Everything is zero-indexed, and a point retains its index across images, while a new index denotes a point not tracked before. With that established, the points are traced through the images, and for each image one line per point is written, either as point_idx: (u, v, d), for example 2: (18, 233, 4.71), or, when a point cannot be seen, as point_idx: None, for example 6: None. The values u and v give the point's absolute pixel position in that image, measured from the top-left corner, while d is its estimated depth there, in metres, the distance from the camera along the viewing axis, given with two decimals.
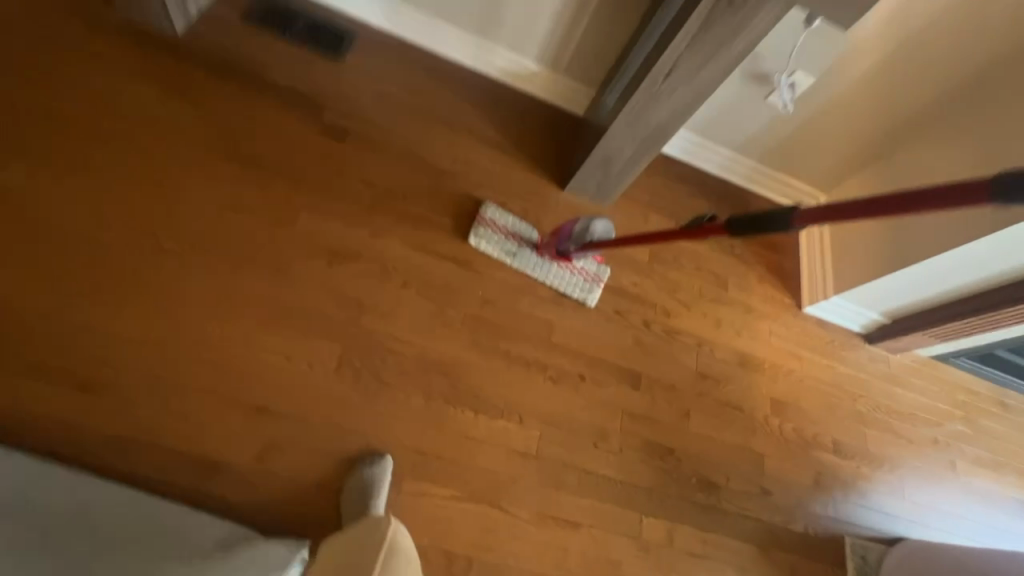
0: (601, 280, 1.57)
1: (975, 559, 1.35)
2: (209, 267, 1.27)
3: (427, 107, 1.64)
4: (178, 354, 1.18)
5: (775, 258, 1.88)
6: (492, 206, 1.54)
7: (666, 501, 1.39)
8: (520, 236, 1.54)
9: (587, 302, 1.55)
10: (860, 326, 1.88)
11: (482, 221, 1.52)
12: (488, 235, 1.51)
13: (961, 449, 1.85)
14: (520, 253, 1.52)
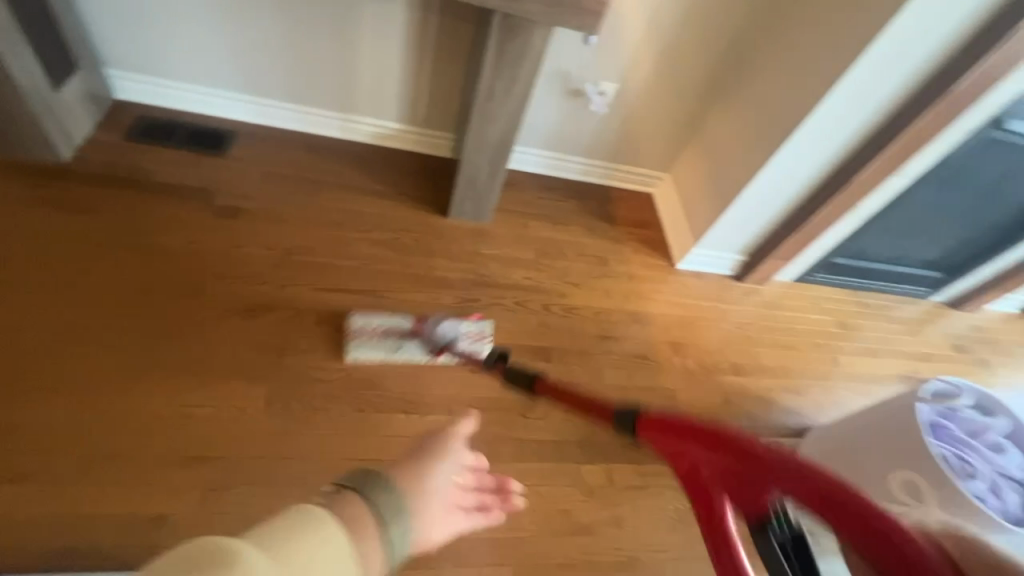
0: (489, 337, 1.60)
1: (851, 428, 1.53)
2: (126, 349, 1.38)
3: (311, 176, 1.87)
4: (107, 428, 1.27)
5: (641, 234, 2.22)
6: (357, 316, 1.54)
7: (599, 447, 1.55)
8: (395, 331, 1.55)
9: (483, 360, 1.60)
10: (728, 269, 2.20)
11: (355, 330, 1.52)
12: (365, 342, 1.51)
13: (839, 346, 2.16)
14: (403, 345, 1.53)
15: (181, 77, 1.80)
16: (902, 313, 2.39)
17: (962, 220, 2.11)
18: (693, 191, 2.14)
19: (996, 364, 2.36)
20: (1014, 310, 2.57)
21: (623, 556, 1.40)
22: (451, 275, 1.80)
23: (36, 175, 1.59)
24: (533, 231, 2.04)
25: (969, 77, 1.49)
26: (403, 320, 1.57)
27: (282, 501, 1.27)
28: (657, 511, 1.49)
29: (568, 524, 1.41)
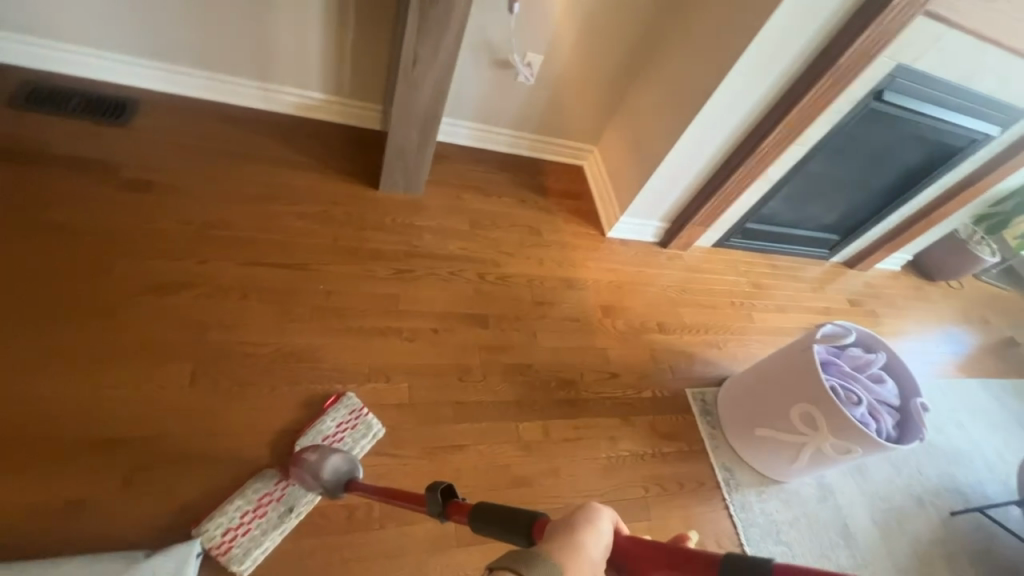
0: (364, 410, 1.40)
1: (764, 375, 1.66)
2: (24, 332, 1.28)
3: (230, 149, 1.78)
4: (7, 415, 1.18)
5: (572, 204, 2.29)
6: (200, 534, 1.13)
7: (535, 406, 1.62)
8: (264, 500, 1.20)
9: (377, 431, 1.40)
10: (653, 236, 2.33)
11: (221, 542, 1.13)
12: (249, 546, 1.15)
13: (753, 304, 2.36)
14: (291, 504, 1.22)
15: (70, 39, 1.64)
16: (806, 274, 2.64)
17: (852, 187, 2.35)
18: (620, 162, 2.23)
19: (883, 314, 2.66)
20: (897, 267, 2.90)
21: (562, 503, 1.47)
22: (385, 247, 1.79)
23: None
24: (467, 203, 2.05)
25: (850, 51, 1.66)
26: (265, 482, 1.22)
27: (213, 477, 1.23)
28: (591, 460, 1.58)
29: (507, 478, 1.47)
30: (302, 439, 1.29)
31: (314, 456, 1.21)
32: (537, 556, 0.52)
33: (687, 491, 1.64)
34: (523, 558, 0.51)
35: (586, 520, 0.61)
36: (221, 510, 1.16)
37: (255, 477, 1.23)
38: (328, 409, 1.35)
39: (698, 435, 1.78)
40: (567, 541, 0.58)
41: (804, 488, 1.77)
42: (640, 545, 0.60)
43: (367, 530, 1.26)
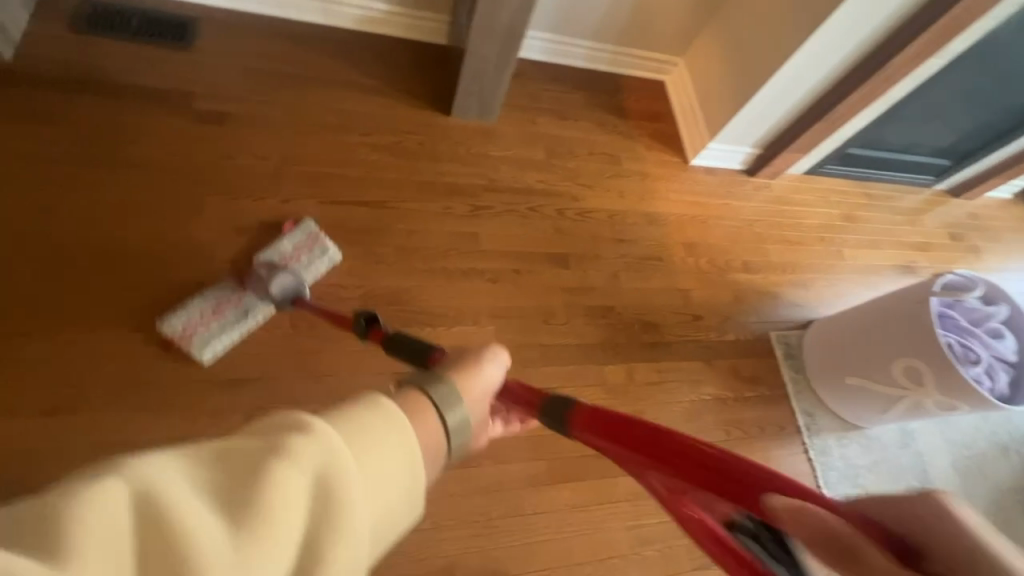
0: (322, 235, 1.43)
1: (866, 321, 1.57)
2: (133, 278, 1.33)
3: (295, 72, 1.67)
4: (134, 356, 1.26)
5: (654, 127, 2.09)
6: (165, 319, 1.27)
7: (618, 349, 1.60)
8: (223, 303, 1.32)
9: (335, 255, 1.45)
10: (741, 163, 2.13)
11: (182, 333, 1.27)
12: (208, 338, 1.28)
13: (845, 239, 2.18)
14: (246, 308, 1.33)
15: None
16: (906, 204, 2.39)
17: (982, 104, 2.04)
18: (713, 79, 2.00)
19: (985, 249, 2.43)
20: (1011, 195, 2.60)
21: None
22: (462, 181, 1.70)
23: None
24: (542, 128, 1.90)
25: None
26: (222, 287, 1.34)
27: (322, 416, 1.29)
28: (673, 404, 1.58)
29: None
30: (259, 254, 1.37)
31: (263, 272, 1.34)
32: (438, 377, 0.58)
33: (767, 435, 1.64)
34: (430, 378, 0.57)
35: (487, 356, 0.67)
36: (183, 306, 1.29)
37: (214, 284, 1.34)
38: (285, 229, 1.41)
39: (780, 379, 1.74)
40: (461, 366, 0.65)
41: (886, 434, 1.74)
42: (518, 386, 0.71)
43: (466, 467, 1.31)
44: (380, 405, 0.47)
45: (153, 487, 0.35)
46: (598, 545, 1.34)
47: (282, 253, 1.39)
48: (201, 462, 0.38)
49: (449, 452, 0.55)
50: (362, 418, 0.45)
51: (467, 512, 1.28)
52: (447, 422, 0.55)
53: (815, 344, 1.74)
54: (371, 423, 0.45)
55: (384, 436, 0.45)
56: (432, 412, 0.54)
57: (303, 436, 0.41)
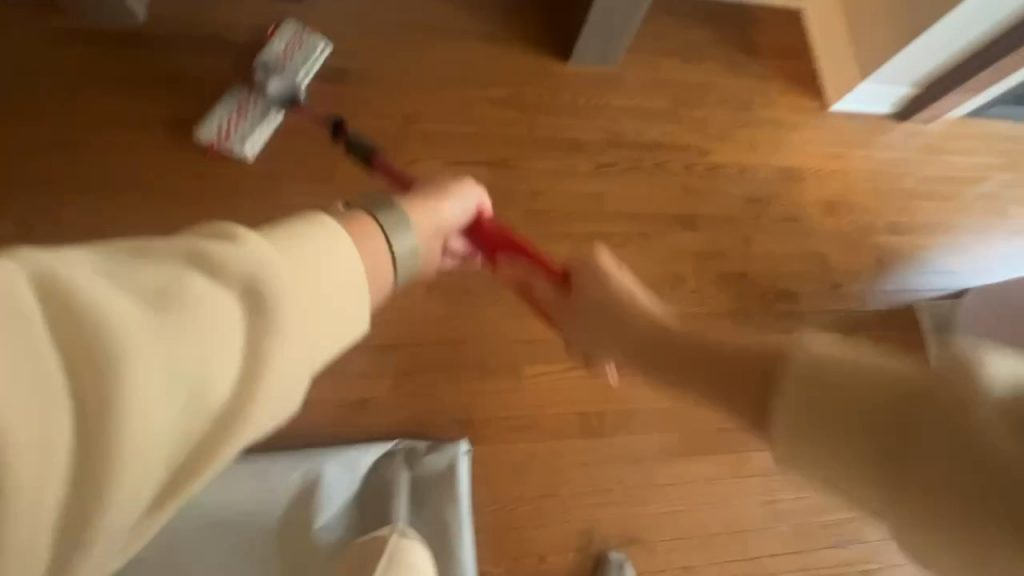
0: (307, 30, 1.46)
1: None
2: None
3: (409, 19, 1.57)
4: None
5: (790, 66, 1.85)
6: (199, 129, 1.37)
7: (751, 319, 1.51)
8: (244, 105, 1.39)
9: (327, 47, 1.48)
10: (890, 106, 1.87)
11: (219, 138, 1.37)
12: (245, 134, 1.38)
13: (1009, 194, 1.90)
14: (265, 107, 1.40)
15: None
16: None
17: None
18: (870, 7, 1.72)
19: None
20: None
21: None
22: (583, 135, 1.59)
23: (120, 53, 1.41)
24: (667, 71, 1.71)
25: None
26: (236, 90, 1.40)
27: (461, 382, 1.29)
28: None
29: None
30: (257, 57, 1.42)
31: (263, 70, 1.40)
32: (382, 203, 0.76)
33: None
34: (376, 205, 0.76)
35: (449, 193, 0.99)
36: (210, 114, 1.37)
37: (227, 92, 1.41)
38: (271, 32, 1.44)
39: None
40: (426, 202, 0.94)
41: None
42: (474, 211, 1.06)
43: (601, 436, 1.32)
44: (311, 225, 0.55)
45: (71, 270, 0.39)
46: (731, 518, 1.32)
47: (275, 50, 1.43)
48: (129, 257, 0.45)
49: (393, 270, 0.73)
50: (286, 235, 0.53)
51: (603, 480, 1.29)
52: (389, 234, 0.73)
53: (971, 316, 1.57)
54: (306, 235, 0.54)
55: (316, 251, 0.53)
56: (379, 235, 0.72)
57: (229, 239, 0.47)
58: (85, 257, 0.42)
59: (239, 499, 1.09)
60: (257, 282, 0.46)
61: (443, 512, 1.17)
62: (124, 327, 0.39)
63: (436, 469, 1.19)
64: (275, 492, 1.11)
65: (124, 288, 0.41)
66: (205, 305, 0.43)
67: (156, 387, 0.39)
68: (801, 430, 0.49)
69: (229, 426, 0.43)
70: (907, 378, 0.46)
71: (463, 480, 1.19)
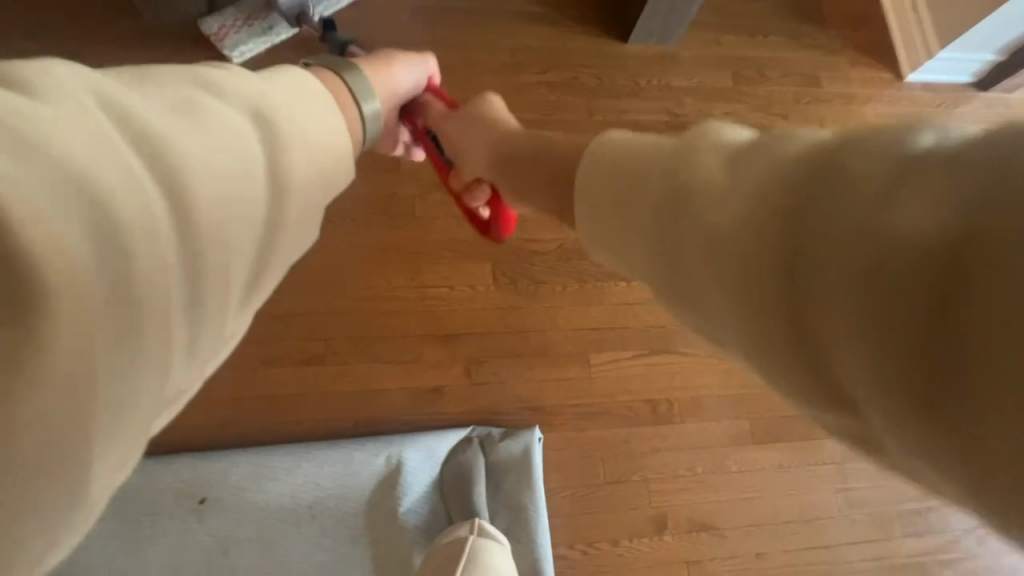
0: None
1: None
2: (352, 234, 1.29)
3: (464, 5, 1.55)
4: (364, 312, 1.25)
5: (860, 36, 1.75)
6: (203, 16, 1.32)
7: None
8: (252, 13, 1.33)
9: None
10: (970, 75, 1.76)
11: (216, 34, 1.31)
12: (237, 41, 1.32)
13: None
14: (269, 24, 1.33)
15: None
16: None
17: None
18: None
19: None
20: None
21: None
22: (644, 118, 1.55)
23: (178, 36, 1.34)
24: (729, 48, 1.65)
25: None
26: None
27: (531, 371, 1.29)
28: None
29: None
30: None
31: None
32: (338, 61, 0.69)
33: None
34: (332, 61, 0.68)
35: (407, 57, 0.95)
36: (219, 10, 1.32)
37: None
38: None
39: None
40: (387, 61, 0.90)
41: None
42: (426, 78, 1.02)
43: (671, 423, 1.31)
44: (287, 71, 0.53)
45: (84, 78, 0.37)
46: (804, 506, 1.31)
47: None
48: (129, 79, 0.40)
49: (365, 133, 0.65)
50: (270, 74, 0.50)
51: (675, 467, 1.29)
52: (355, 92, 0.65)
53: None
54: (283, 74, 0.51)
55: (303, 90, 0.51)
56: (346, 91, 0.64)
57: (219, 70, 0.45)
58: (81, 71, 0.37)
59: (327, 484, 1.16)
60: (269, 124, 0.45)
61: (518, 498, 1.21)
62: (172, 153, 0.37)
63: (510, 457, 1.22)
64: (360, 478, 1.17)
65: (150, 107, 0.38)
66: (235, 141, 0.42)
67: (200, 191, 0.38)
68: (598, 221, 0.54)
69: (264, 242, 0.44)
70: (668, 152, 0.48)
71: (537, 467, 1.22)
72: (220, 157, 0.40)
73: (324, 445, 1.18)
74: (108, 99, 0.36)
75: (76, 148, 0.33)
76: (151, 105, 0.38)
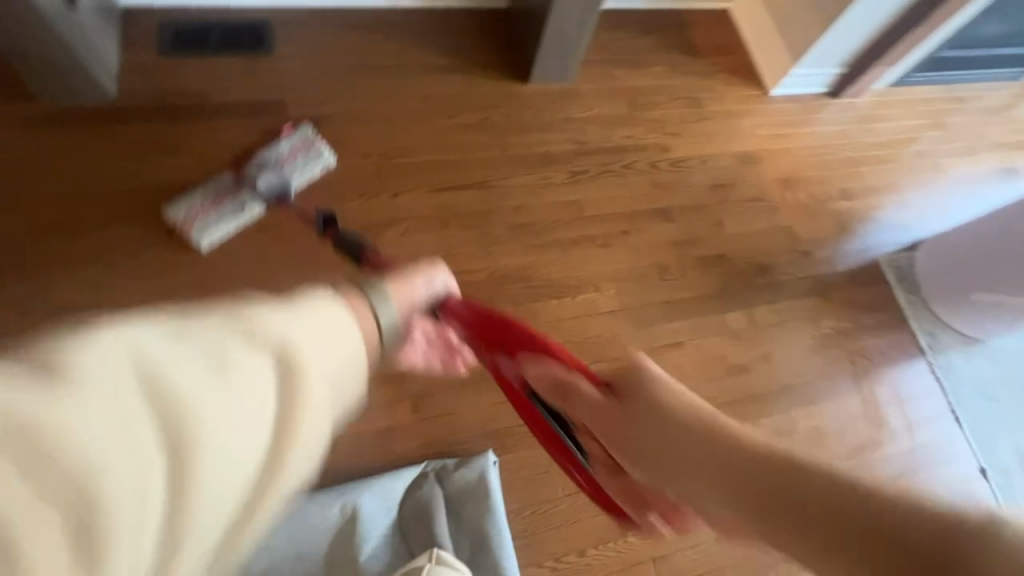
0: (316, 140, 1.50)
1: (989, 234, 1.56)
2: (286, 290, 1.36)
3: (373, 61, 1.65)
4: None
5: (728, 61, 2.00)
6: (170, 205, 1.38)
7: (736, 296, 1.60)
8: (222, 196, 1.40)
9: (328, 160, 1.50)
10: (823, 85, 2.04)
11: (184, 218, 1.37)
12: (204, 224, 1.36)
13: (940, 150, 2.09)
14: (239, 204, 1.40)
15: None
16: (997, 102, 2.26)
17: None
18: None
19: None
20: None
21: (779, 384, 1.52)
22: (553, 147, 1.68)
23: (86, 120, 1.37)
24: (619, 80, 1.83)
25: None
26: (221, 182, 1.42)
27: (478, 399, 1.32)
28: (798, 341, 1.59)
29: (726, 368, 1.51)
30: (259, 154, 1.46)
31: (253, 169, 1.43)
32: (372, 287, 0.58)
33: (891, 359, 1.64)
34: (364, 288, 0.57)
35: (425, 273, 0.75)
36: (187, 195, 1.39)
37: (214, 178, 1.43)
38: (281, 133, 1.50)
39: (897, 306, 1.72)
40: (407, 282, 0.71)
41: (1012, 344, 1.71)
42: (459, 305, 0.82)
43: None
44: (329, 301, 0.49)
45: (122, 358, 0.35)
46: None
47: (274, 149, 1.47)
48: (167, 331, 0.38)
49: (383, 350, 0.56)
50: (315, 310, 0.47)
51: None
52: (383, 322, 0.55)
53: (929, 265, 1.71)
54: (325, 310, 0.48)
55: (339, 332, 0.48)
56: (368, 310, 0.54)
57: (262, 315, 0.43)
58: (117, 337, 0.36)
59: (279, 545, 1.11)
60: (294, 380, 0.43)
61: (481, 526, 1.19)
62: (191, 448, 0.37)
63: (468, 484, 1.22)
64: (315, 535, 1.13)
65: (180, 382, 0.37)
66: (256, 420, 0.40)
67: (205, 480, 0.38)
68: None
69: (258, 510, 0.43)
70: None
71: (494, 491, 1.22)
72: (224, 446, 0.38)
73: None
74: (139, 374, 0.36)
75: (89, 455, 0.33)
76: (186, 379, 0.38)
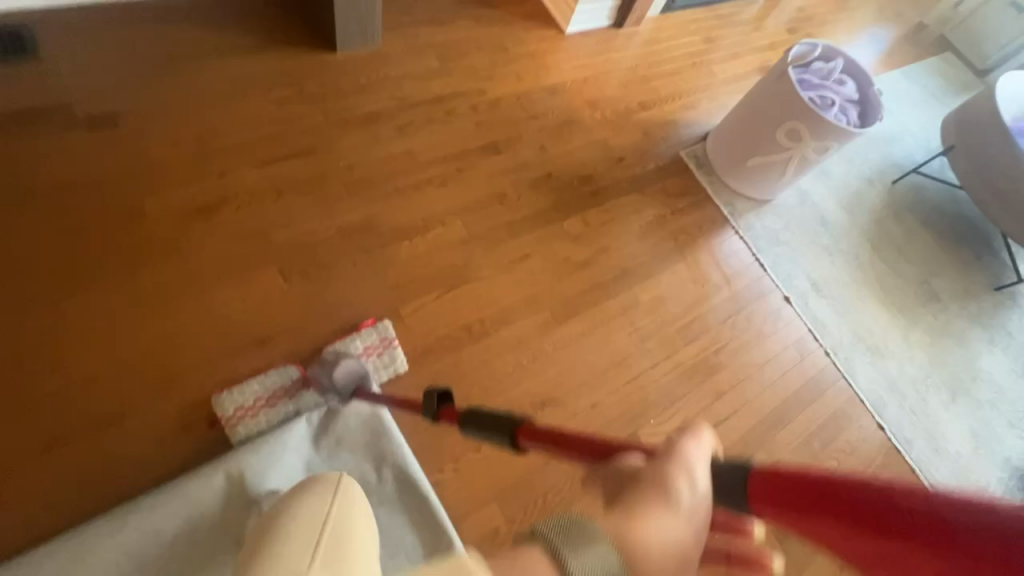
0: (395, 342, 1.41)
1: (747, 112, 1.91)
2: (120, 286, 1.31)
3: (164, 52, 1.59)
4: (162, 351, 1.28)
5: (522, 8, 2.20)
6: (223, 393, 1.26)
7: (569, 205, 1.81)
8: (282, 395, 1.30)
9: (400, 369, 1.41)
10: (607, 19, 2.31)
11: (233, 416, 1.25)
12: (253, 427, 1.25)
13: (712, 59, 2.48)
14: (300, 406, 1.30)
15: None
16: (748, 15, 2.71)
17: None
18: None
19: (817, 36, 2.84)
20: None
21: (619, 269, 1.75)
22: (375, 107, 1.75)
23: None
24: (425, 37, 1.94)
25: None
26: (286, 375, 1.31)
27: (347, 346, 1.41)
28: (629, 232, 1.83)
29: (573, 266, 1.70)
30: (331, 346, 1.36)
31: (332, 358, 1.32)
32: (573, 524, 0.39)
33: (706, 230, 1.95)
34: (557, 528, 0.38)
35: (668, 460, 0.46)
36: (244, 386, 1.27)
37: (278, 367, 1.32)
38: (362, 327, 1.40)
39: (700, 187, 2.03)
40: (636, 481, 0.45)
41: (788, 199, 2.13)
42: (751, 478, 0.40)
43: (486, 337, 1.52)
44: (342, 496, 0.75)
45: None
46: (611, 355, 1.61)
47: (348, 343, 1.36)
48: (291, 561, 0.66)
49: None
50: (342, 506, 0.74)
51: (502, 368, 1.50)
52: None
53: (715, 150, 2.05)
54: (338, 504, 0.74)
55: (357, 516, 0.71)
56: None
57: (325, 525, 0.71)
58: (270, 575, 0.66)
59: (174, 525, 1.11)
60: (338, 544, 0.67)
61: (385, 457, 1.28)
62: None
63: (359, 417, 1.30)
64: (210, 505, 1.14)
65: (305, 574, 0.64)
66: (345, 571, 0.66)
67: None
68: None
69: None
70: None
71: (387, 422, 1.31)
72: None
73: (156, 493, 1.12)
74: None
75: None
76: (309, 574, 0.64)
